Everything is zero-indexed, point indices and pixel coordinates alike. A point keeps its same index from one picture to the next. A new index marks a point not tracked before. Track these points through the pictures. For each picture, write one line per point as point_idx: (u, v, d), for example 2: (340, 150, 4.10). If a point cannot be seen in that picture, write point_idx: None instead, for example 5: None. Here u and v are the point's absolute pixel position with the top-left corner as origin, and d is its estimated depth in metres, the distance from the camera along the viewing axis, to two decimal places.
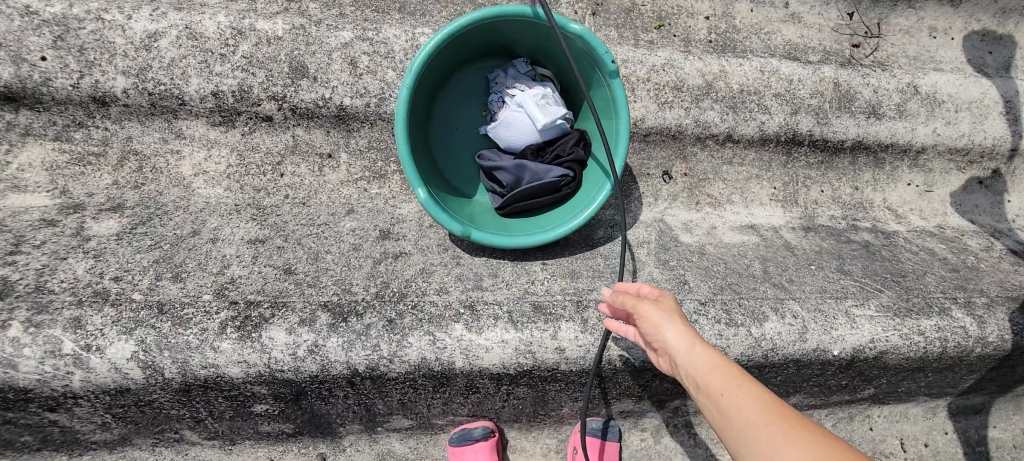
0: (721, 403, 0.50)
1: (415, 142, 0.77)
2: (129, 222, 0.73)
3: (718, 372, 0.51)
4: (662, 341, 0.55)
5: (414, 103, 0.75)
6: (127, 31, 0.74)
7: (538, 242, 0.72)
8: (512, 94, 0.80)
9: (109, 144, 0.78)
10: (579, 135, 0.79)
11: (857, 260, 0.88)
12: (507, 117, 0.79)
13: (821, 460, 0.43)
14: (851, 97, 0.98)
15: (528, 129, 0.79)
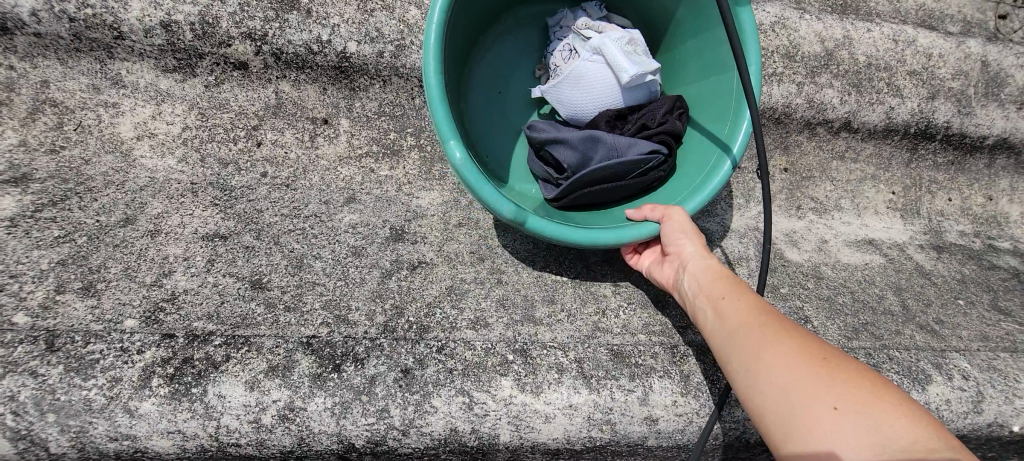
0: (721, 306, 0.42)
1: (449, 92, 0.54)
2: (32, 201, 0.50)
3: (723, 279, 0.44)
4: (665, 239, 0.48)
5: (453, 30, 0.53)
6: None
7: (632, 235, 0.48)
8: (582, 39, 0.58)
9: (16, 90, 0.56)
10: (676, 101, 0.57)
11: (1014, 295, 0.67)
12: (577, 67, 0.57)
13: (814, 362, 0.35)
14: (1000, 81, 0.76)
15: (607, 86, 0.57)
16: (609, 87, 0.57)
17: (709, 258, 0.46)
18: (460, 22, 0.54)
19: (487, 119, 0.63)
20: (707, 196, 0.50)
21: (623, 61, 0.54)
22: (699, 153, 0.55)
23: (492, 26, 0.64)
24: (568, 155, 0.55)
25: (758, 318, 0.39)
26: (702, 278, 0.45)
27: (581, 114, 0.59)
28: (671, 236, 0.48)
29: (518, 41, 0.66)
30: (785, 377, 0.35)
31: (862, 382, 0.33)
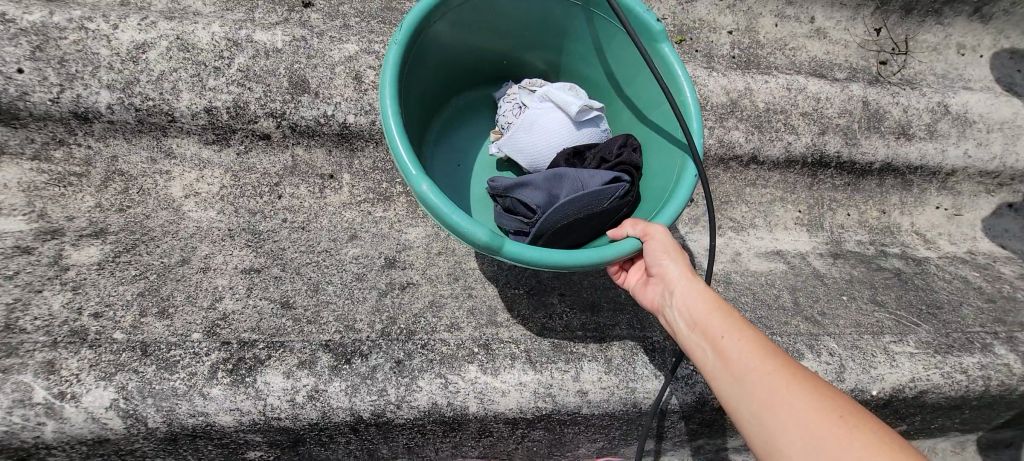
0: (725, 348, 0.50)
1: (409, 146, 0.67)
2: (112, 249, 0.66)
3: (719, 317, 0.52)
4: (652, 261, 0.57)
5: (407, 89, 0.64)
6: (111, 41, 0.70)
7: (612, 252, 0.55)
8: (531, 95, 0.74)
9: (93, 164, 0.72)
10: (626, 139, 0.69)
11: (891, 290, 0.83)
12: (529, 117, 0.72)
13: (818, 406, 0.44)
14: (880, 116, 0.93)
15: (562, 125, 0.71)
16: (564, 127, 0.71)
17: (701, 290, 0.54)
18: (413, 95, 0.68)
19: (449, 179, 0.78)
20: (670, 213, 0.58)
21: (562, 99, 0.70)
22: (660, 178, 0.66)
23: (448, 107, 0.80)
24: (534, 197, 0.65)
25: (762, 362, 0.48)
26: (701, 316, 0.53)
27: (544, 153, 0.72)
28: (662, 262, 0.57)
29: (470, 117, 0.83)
30: (799, 425, 0.44)
31: (856, 423, 0.43)
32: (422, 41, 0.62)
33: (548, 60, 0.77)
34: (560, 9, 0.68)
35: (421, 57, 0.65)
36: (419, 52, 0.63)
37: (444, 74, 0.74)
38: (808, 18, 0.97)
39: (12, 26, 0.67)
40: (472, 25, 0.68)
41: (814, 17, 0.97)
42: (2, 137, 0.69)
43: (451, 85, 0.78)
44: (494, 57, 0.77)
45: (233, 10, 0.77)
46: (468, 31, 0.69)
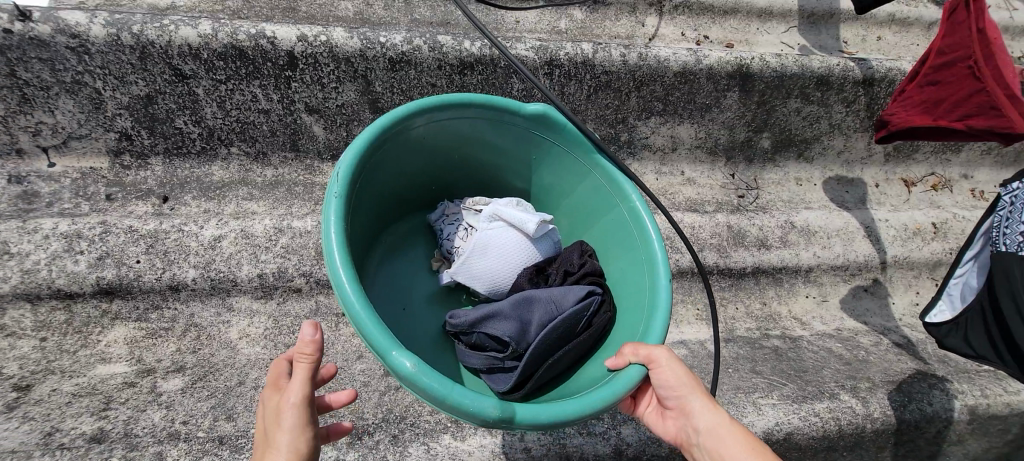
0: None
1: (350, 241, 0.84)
2: (190, 379, 0.94)
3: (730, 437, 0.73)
4: (667, 384, 0.76)
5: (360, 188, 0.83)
6: (198, 237, 1.04)
7: (627, 383, 0.72)
8: (488, 223, 0.96)
9: (176, 320, 1.02)
10: (582, 248, 0.96)
11: (768, 362, 1.09)
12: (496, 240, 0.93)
13: None
14: (742, 235, 1.28)
15: (522, 242, 0.93)
16: (515, 240, 0.94)
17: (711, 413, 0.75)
18: (358, 210, 0.86)
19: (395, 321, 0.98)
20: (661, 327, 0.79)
21: (519, 221, 0.93)
22: (634, 269, 0.90)
23: (383, 218, 1.01)
24: (509, 327, 0.84)
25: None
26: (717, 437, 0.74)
27: (502, 267, 0.93)
28: (679, 388, 0.76)
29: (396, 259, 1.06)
30: None
31: None
32: (369, 164, 0.81)
33: (477, 172, 1.04)
34: (495, 132, 0.93)
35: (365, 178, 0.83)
36: (365, 175, 0.82)
37: (386, 188, 0.94)
38: (680, 172, 1.36)
39: (137, 233, 1.02)
40: (412, 149, 0.90)
41: (684, 171, 1.36)
42: (118, 306, 1.01)
43: (394, 196, 0.99)
44: (428, 171, 1.01)
45: (276, 206, 1.13)
46: (407, 154, 0.91)
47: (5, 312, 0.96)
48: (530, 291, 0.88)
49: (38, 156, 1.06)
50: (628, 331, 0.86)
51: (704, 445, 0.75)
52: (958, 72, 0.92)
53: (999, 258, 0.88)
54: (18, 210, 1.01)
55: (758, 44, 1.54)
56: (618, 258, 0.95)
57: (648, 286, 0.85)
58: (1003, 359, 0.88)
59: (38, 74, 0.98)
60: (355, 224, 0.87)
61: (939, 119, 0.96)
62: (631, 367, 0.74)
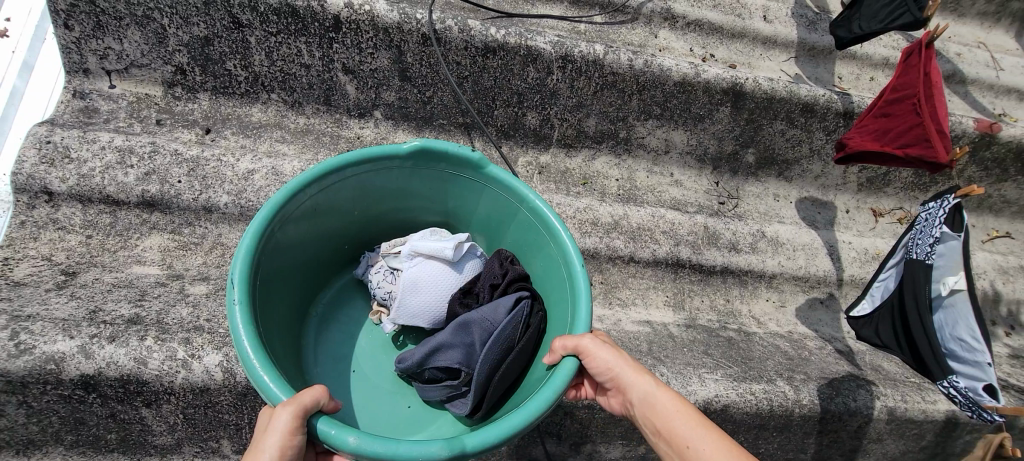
0: (668, 415, 0.78)
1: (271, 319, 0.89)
2: (214, 287, 1.07)
3: (655, 394, 0.80)
4: (597, 367, 0.81)
5: (272, 263, 0.88)
6: (234, 168, 1.17)
7: (565, 376, 0.78)
8: (411, 262, 1.04)
9: (206, 238, 1.15)
10: (505, 254, 1.06)
11: (720, 348, 1.23)
12: (427, 274, 1.02)
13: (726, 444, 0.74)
14: (717, 236, 1.41)
15: (445, 268, 1.04)
16: (438, 268, 1.03)
17: (636, 373, 0.82)
18: (273, 290, 0.91)
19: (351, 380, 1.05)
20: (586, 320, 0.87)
21: (439, 252, 1.02)
22: (550, 263, 1.01)
23: (305, 289, 1.07)
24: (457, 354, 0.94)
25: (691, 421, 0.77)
26: (644, 398, 0.80)
27: (436, 297, 1.03)
28: (610, 370, 0.82)
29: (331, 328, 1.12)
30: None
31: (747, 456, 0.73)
32: (267, 249, 0.85)
33: (384, 212, 1.09)
34: (384, 179, 1.00)
35: (267, 263, 0.87)
36: (267, 257, 0.86)
37: (298, 261, 0.99)
38: (670, 174, 1.50)
39: (181, 157, 1.16)
40: (309, 217, 0.95)
41: (673, 173, 1.50)
42: (156, 217, 1.14)
43: (310, 265, 1.05)
44: (335, 231, 1.06)
45: (304, 152, 1.26)
46: (306, 223, 0.95)
47: (59, 209, 1.09)
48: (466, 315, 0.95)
49: (101, 77, 1.20)
50: (560, 320, 0.96)
51: (641, 414, 0.81)
52: (907, 107, 1.07)
53: (910, 265, 1.06)
54: (80, 122, 1.15)
55: (759, 68, 1.68)
56: (539, 255, 1.05)
57: (567, 274, 0.95)
58: (902, 348, 1.09)
59: (115, 5, 1.11)
60: (274, 310, 0.92)
61: (885, 145, 1.11)
62: (565, 361, 0.80)
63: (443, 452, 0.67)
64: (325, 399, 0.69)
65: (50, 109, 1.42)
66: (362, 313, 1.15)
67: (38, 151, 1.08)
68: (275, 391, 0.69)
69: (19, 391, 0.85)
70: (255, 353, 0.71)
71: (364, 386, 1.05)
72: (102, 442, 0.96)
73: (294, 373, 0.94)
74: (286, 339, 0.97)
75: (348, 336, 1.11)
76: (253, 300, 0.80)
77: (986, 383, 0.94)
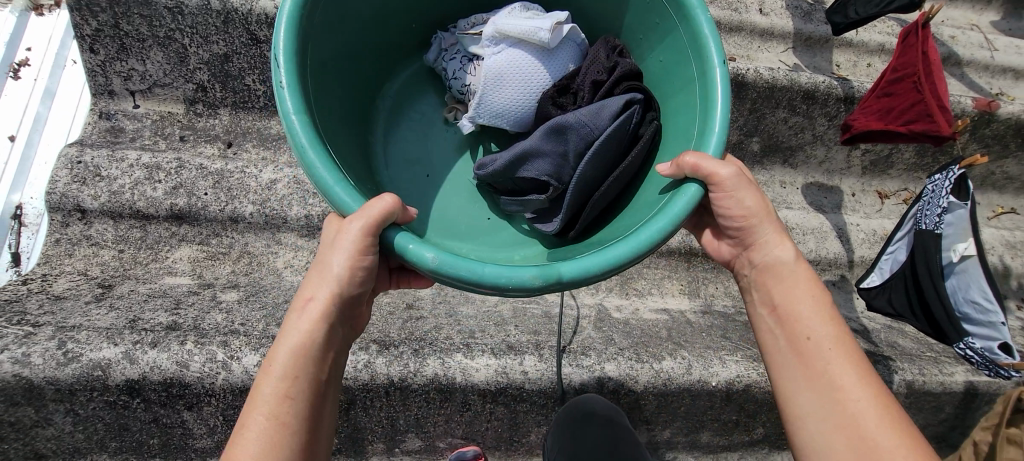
0: (799, 291, 0.81)
1: (331, 114, 0.89)
2: (245, 293, 1.10)
3: (790, 265, 0.82)
4: (732, 209, 0.82)
5: (325, 63, 0.87)
6: (257, 178, 1.21)
7: (687, 201, 0.76)
8: (496, 50, 1.02)
9: (232, 247, 1.19)
10: (616, 44, 1.01)
11: (738, 331, 1.25)
12: (512, 67, 1.01)
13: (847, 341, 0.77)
14: None
15: (532, 60, 1.01)
16: (525, 59, 1.01)
17: (775, 233, 0.83)
18: (331, 85, 0.91)
19: (422, 184, 1.11)
20: (721, 132, 0.82)
21: (528, 37, 0.98)
22: (672, 55, 0.96)
23: (367, 78, 1.07)
24: (546, 166, 0.95)
25: (820, 305, 0.79)
26: (779, 263, 0.83)
27: (521, 92, 1.02)
28: (749, 216, 0.82)
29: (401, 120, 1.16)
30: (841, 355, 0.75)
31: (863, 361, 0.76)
32: (318, 24, 0.80)
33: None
34: None
35: (321, 49, 0.84)
36: (320, 43, 0.83)
37: (353, 51, 0.97)
38: None
39: (206, 170, 1.19)
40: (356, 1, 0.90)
41: None
42: (184, 230, 1.17)
43: (368, 52, 1.03)
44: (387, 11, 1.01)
45: None
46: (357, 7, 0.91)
47: (92, 225, 1.13)
48: (558, 119, 0.93)
49: (125, 98, 1.24)
50: (683, 125, 0.93)
51: (766, 273, 0.84)
52: (908, 86, 1.10)
53: (920, 235, 1.09)
54: (108, 141, 1.20)
55: (757, 60, 1.74)
56: (658, 44, 0.99)
57: (697, 73, 0.90)
58: (916, 316, 1.11)
59: (138, 27, 1.16)
60: (336, 110, 0.93)
61: (888, 124, 1.13)
62: (689, 183, 0.78)
63: (537, 281, 0.67)
64: (394, 217, 0.68)
65: (74, 134, 1.48)
66: (432, 108, 1.19)
67: (70, 171, 1.12)
68: (338, 193, 0.68)
69: (68, 398, 0.88)
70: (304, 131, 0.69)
71: (441, 189, 1.12)
72: (146, 447, 0.99)
73: (362, 164, 0.99)
74: (354, 140, 1.00)
75: (420, 134, 1.16)
76: (306, 79, 0.77)
77: (1001, 341, 0.99)
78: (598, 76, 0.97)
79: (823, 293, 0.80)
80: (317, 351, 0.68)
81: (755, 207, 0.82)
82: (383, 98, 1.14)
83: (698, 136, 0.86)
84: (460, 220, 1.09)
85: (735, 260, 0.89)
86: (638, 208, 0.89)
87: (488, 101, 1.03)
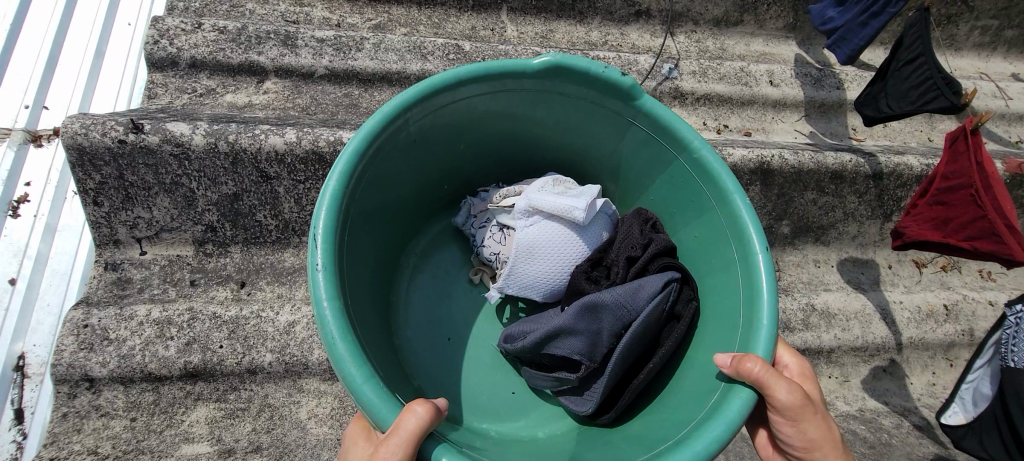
0: None
1: (359, 281, 0.95)
2: None
3: None
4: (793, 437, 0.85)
5: (358, 233, 0.93)
6: (274, 322, 1.14)
7: (740, 411, 0.78)
8: (531, 220, 1.07)
9: (252, 401, 1.10)
10: (648, 217, 1.08)
11: None
12: (546, 235, 1.06)
13: None
14: None
15: (567, 229, 1.06)
16: (559, 229, 1.06)
17: None
18: (361, 248, 0.96)
19: (447, 346, 1.15)
20: (771, 329, 0.85)
21: (563, 210, 1.03)
22: (707, 233, 1.02)
23: (394, 236, 1.14)
24: (579, 344, 0.97)
25: None
26: None
27: (556, 262, 1.06)
28: (815, 449, 0.84)
29: (423, 276, 1.24)
30: None
31: None
32: (352, 202, 0.87)
33: (475, 138, 1.12)
34: (460, 111, 1.02)
35: (355, 218, 0.90)
36: (353, 217, 0.89)
37: (384, 209, 1.04)
38: None
39: (220, 319, 1.12)
40: (391, 166, 0.99)
41: None
42: (199, 387, 1.10)
43: (398, 210, 1.11)
44: (418, 173, 1.10)
45: None
46: (385, 172, 0.97)
47: (101, 394, 1.06)
48: (596, 296, 0.96)
49: (132, 245, 1.18)
50: (723, 310, 0.96)
51: None
52: (965, 197, 1.05)
53: (1009, 372, 1.05)
54: (114, 296, 1.13)
55: (773, 132, 1.71)
56: (694, 218, 1.04)
57: (739, 256, 0.94)
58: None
59: (142, 176, 1.10)
60: (364, 272, 0.98)
61: (948, 236, 1.08)
62: (742, 389, 0.81)
63: None
64: (430, 427, 0.70)
65: (70, 299, 1.42)
66: (453, 262, 1.27)
67: (75, 337, 1.05)
68: (364, 389, 0.71)
69: None
70: (336, 319, 0.73)
71: (461, 349, 1.16)
72: None
73: (379, 328, 1.02)
74: (375, 301, 1.04)
75: (443, 292, 1.23)
76: (340, 252, 0.83)
77: None
78: (633, 251, 1.02)
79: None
80: None
81: (822, 440, 0.83)
82: (407, 254, 1.23)
83: (744, 327, 0.89)
84: (484, 391, 1.11)
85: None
86: (684, 401, 0.91)
87: (517, 272, 1.07)
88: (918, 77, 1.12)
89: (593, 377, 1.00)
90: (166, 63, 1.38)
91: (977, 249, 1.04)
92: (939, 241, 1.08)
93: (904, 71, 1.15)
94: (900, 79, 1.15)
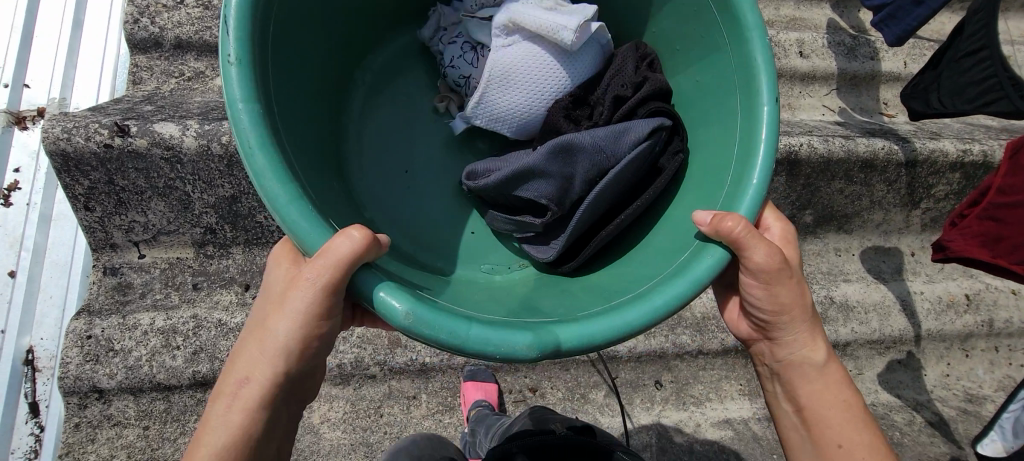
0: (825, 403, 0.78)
1: (299, 103, 0.82)
2: None
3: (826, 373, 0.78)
4: (759, 300, 0.76)
5: (292, 45, 0.79)
6: None
7: (713, 266, 0.69)
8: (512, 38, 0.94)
9: None
10: (645, 54, 0.94)
11: None
12: (527, 58, 0.92)
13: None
14: None
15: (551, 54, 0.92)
16: (542, 53, 0.92)
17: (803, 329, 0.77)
18: (300, 69, 0.83)
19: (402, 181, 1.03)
20: (762, 183, 0.74)
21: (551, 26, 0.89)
22: (710, 76, 0.87)
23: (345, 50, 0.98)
24: (547, 186, 0.87)
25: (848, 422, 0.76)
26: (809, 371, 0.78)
27: (535, 92, 0.93)
28: (780, 309, 0.76)
29: (383, 98, 1.09)
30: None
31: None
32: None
33: None
34: None
35: (285, 26, 0.75)
36: (280, 15, 0.72)
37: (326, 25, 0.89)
38: None
39: (225, 327, 1.09)
40: None
41: None
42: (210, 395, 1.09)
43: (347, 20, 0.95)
44: None
45: None
46: None
47: (111, 403, 1.05)
48: (571, 136, 0.86)
49: (130, 248, 1.14)
50: (713, 159, 0.84)
51: (787, 372, 0.80)
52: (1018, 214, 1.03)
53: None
54: (116, 303, 1.10)
55: (799, 109, 1.60)
56: (699, 57, 0.89)
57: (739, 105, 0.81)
58: None
59: (134, 181, 1.04)
60: (306, 97, 0.85)
61: (993, 257, 1.06)
62: (713, 245, 0.70)
63: (530, 351, 0.60)
64: (364, 257, 0.61)
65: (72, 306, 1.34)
66: (417, 91, 1.12)
67: (80, 349, 1.03)
68: (288, 210, 0.61)
69: None
70: (252, 126, 0.61)
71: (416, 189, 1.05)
72: None
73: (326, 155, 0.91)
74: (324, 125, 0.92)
75: (404, 121, 1.09)
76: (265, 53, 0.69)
77: None
78: (621, 90, 0.91)
79: (854, 395, 0.78)
80: (260, 439, 0.66)
81: (791, 304, 0.76)
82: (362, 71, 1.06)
83: (732, 182, 0.77)
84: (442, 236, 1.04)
85: (751, 342, 0.84)
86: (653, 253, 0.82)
87: (491, 98, 0.94)
88: (980, 71, 1.09)
89: (560, 225, 0.92)
90: (149, 44, 1.27)
91: (1022, 274, 1.01)
92: (984, 260, 1.06)
93: (964, 61, 1.12)
94: (958, 71, 1.12)
